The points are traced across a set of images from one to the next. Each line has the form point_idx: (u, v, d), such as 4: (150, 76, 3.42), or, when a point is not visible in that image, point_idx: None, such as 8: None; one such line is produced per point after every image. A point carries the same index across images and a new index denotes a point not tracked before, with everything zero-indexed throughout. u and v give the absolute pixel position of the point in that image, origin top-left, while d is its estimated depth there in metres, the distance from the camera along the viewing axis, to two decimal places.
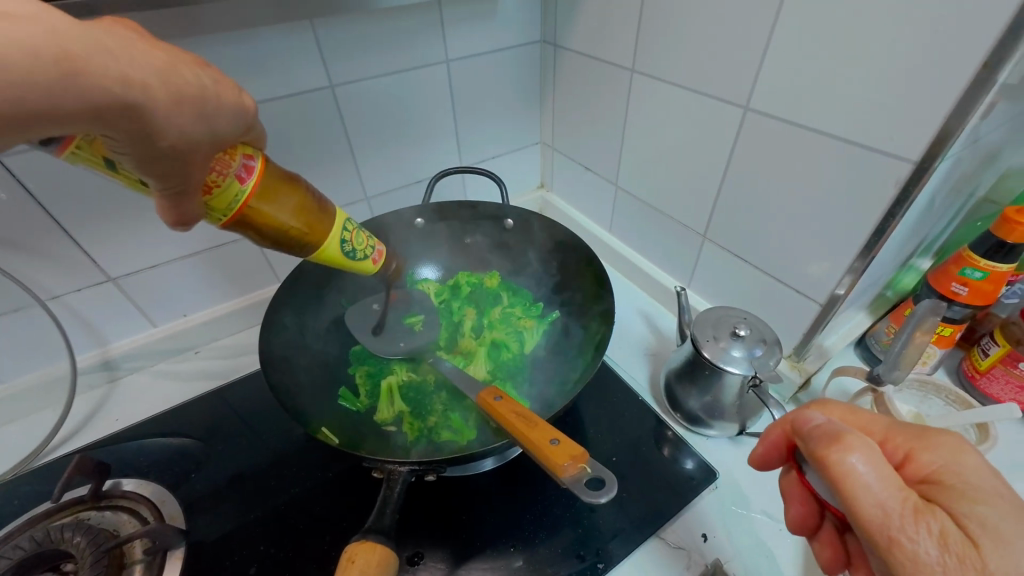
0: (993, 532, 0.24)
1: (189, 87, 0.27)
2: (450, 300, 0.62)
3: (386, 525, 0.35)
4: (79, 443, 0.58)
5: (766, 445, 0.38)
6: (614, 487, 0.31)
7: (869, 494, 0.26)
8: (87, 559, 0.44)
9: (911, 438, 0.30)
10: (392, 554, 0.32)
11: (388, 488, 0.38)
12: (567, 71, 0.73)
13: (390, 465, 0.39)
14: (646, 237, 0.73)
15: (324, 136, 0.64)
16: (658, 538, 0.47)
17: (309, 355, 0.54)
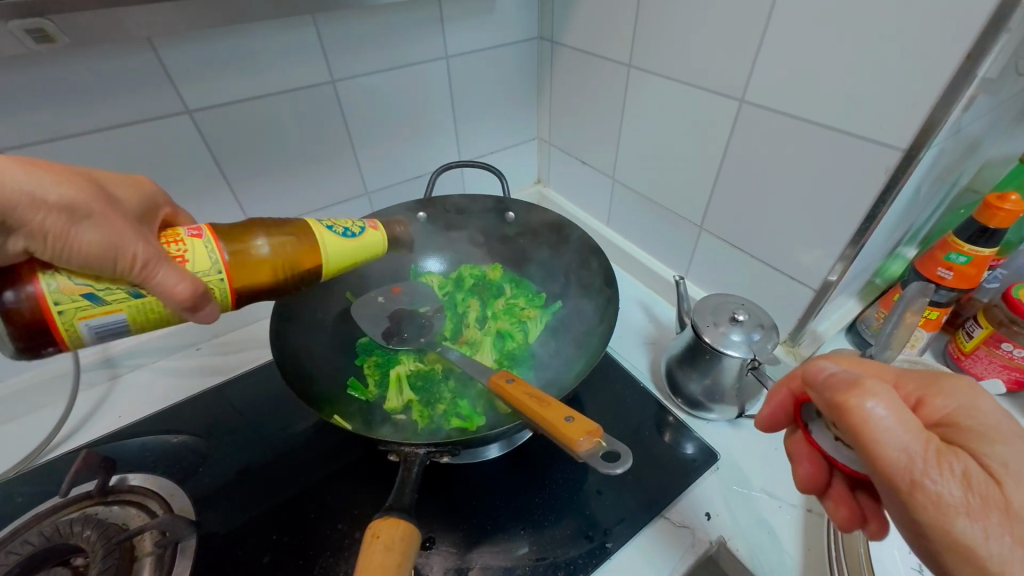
0: (1013, 471, 0.26)
1: (76, 182, 0.32)
2: (452, 290, 0.63)
3: (407, 503, 0.35)
4: (83, 439, 0.58)
5: (775, 403, 0.39)
6: (629, 459, 0.33)
7: (893, 439, 0.27)
8: (100, 551, 0.44)
9: (921, 384, 0.32)
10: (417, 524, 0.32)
11: (407, 468, 0.38)
12: (564, 66, 0.74)
13: (407, 446, 0.40)
14: (643, 229, 0.75)
15: (324, 131, 0.65)
16: (663, 518, 0.48)
17: (318, 346, 0.54)
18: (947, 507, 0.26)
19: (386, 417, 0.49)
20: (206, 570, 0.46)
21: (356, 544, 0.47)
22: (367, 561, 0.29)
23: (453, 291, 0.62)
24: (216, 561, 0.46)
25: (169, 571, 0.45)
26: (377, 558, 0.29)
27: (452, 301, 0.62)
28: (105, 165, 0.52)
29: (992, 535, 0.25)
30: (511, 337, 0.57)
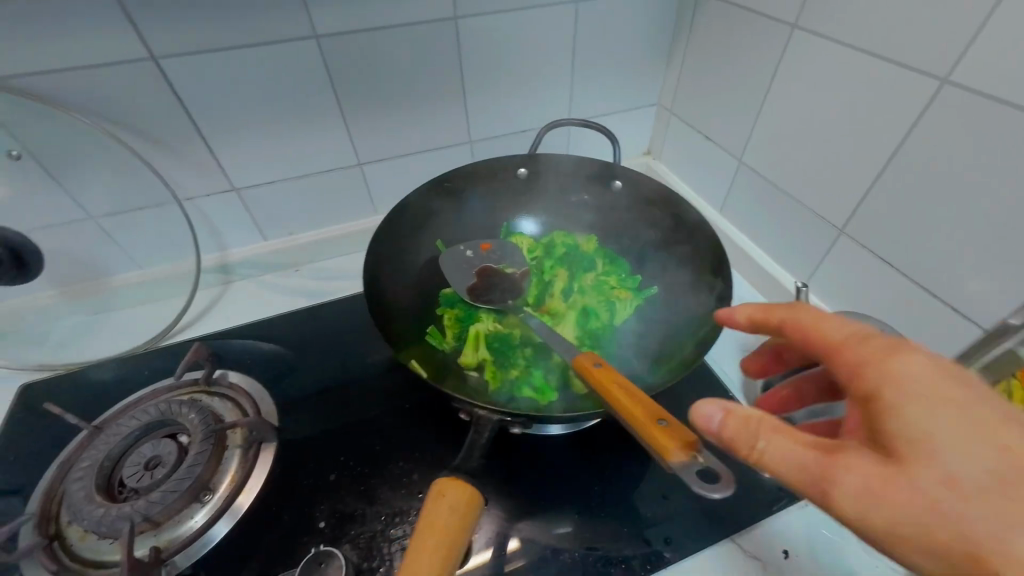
0: (977, 543, 0.23)
1: None
2: (542, 256, 0.60)
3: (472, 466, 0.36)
4: (197, 332, 0.66)
5: (716, 390, 0.37)
6: (728, 486, 0.26)
7: (841, 500, 0.26)
8: (199, 435, 0.50)
9: (878, 370, 0.27)
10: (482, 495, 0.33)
11: (477, 431, 0.38)
12: (710, 23, 0.65)
13: (480, 408, 0.39)
14: (765, 223, 0.66)
15: (440, 72, 0.63)
16: (733, 543, 0.44)
17: (408, 288, 0.55)
18: (941, 499, 0.24)
19: (459, 370, 0.49)
20: (282, 473, 0.50)
21: (413, 485, 0.48)
22: (432, 517, 0.32)
23: (541, 258, 0.60)
24: (291, 467, 0.50)
25: (253, 466, 0.50)
26: (440, 516, 0.32)
27: (539, 267, 0.59)
28: (241, 85, 0.55)
29: (995, 532, 0.22)
30: (596, 316, 0.54)
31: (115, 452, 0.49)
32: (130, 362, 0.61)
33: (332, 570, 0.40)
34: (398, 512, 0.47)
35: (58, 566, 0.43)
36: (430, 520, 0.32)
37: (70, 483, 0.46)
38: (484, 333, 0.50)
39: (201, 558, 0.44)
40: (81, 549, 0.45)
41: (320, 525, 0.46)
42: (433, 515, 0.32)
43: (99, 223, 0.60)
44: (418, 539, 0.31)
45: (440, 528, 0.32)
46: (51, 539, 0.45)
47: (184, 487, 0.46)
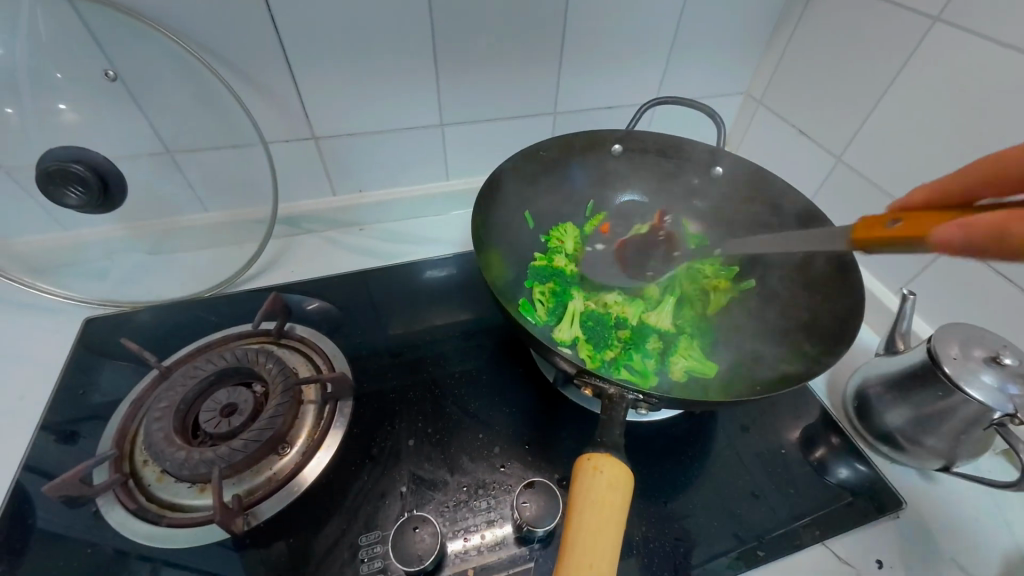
0: None
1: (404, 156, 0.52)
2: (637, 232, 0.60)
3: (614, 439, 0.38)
4: (261, 282, 0.64)
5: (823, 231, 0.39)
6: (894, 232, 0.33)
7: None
8: (278, 386, 0.48)
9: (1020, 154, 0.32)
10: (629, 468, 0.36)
11: (615, 407, 0.40)
12: (822, 13, 0.64)
13: (614, 388, 0.40)
14: (859, 225, 0.65)
15: (539, 38, 0.62)
16: (825, 547, 0.44)
17: (505, 257, 0.56)
18: None
19: (555, 343, 0.48)
20: (358, 434, 0.49)
21: (495, 458, 0.47)
22: (593, 495, 0.34)
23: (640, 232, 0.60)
24: (369, 427, 0.49)
25: (329, 425, 0.49)
26: (603, 496, 0.34)
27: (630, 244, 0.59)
28: (341, 25, 0.54)
29: None
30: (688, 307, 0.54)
31: (191, 394, 0.47)
32: (197, 305, 0.60)
33: (427, 536, 0.40)
34: (481, 483, 0.45)
35: (137, 506, 0.43)
36: (595, 502, 0.33)
37: (147, 423, 0.45)
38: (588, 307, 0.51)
39: (278, 513, 0.43)
40: (158, 491, 0.44)
41: (402, 489, 0.45)
42: (596, 498, 0.33)
43: (173, 156, 0.58)
44: (587, 521, 0.33)
45: (607, 507, 0.33)
46: (126, 477, 0.44)
47: (264, 440, 0.45)
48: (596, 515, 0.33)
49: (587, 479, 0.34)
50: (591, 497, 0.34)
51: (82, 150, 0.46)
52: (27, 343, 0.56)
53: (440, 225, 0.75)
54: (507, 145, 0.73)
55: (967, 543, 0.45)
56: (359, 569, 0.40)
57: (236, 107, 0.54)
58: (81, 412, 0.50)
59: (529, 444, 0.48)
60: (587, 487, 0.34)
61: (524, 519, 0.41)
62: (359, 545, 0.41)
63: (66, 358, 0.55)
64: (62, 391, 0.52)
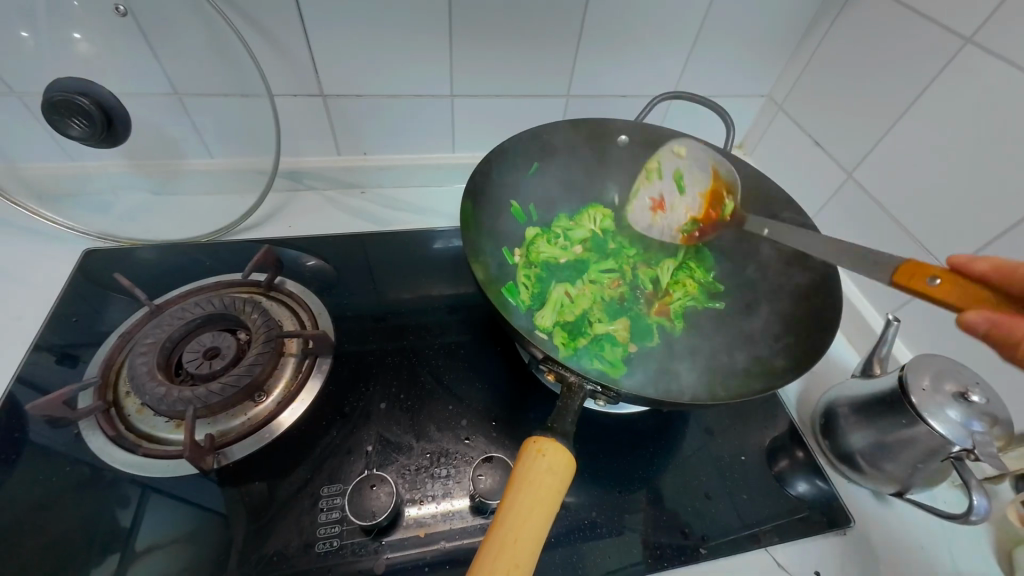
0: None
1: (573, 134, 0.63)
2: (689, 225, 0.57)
3: (565, 427, 0.39)
4: (259, 234, 0.65)
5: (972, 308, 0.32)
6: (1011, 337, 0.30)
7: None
8: (261, 336, 0.50)
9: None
10: (573, 456, 0.37)
11: (569, 396, 0.40)
12: (857, 19, 0.61)
13: (576, 377, 0.41)
14: (859, 245, 0.65)
15: (559, 15, 0.60)
16: (767, 553, 0.45)
17: (493, 236, 0.56)
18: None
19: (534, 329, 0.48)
20: (333, 391, 0.50)
21: (461, 430, 0.48)
22: (531, 477, 0.35)
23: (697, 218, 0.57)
24: (345, 386, 0.51)
25: (306, 379, 0.50)
26: (541, 478, 0.35)
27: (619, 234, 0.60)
28: None
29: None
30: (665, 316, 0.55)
31: (177, 334, 0.49)
32: (193, 249, 0.61)
33: (383, 495, 0.42)
34: (443, 452, 0.47)
35: (117, 434, 0.45)
36: (532, 483, 0.35)
37: (132, 356, 0.47)
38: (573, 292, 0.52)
39: (247, 456, 0.45)
40: (137, 422, 0.46)
41: (368, 448, 0.46)
42: (533, 478, 0.35)
43: (180, 99, 0.59)
44: (522, 499, 0.34)
45: (543, 489, 0.34)
46: (108, 405, 0.46)
47: (242, 386, 0.46)
48: (530, 496, 0.34)
49: (529, 460, 0.36)
50: (528, 478, 0.35)
51: (88, 83, 0.46)
52: (28, 267, 0.58)
53: (440, 196, 0.75)
54: (517, 124, 0.72)
55: (909, 567, 0.46)
56: (317, 517, 0.42)
57: (245, 54, 0.54)
58: (72, 338, 0.52)
59: (496, 421, 0.50)
60: (527, 468, 0.35)
61: (477, 491, 0.42)
62: (320, 495, 0.43)
63: (64, 285, 0.57)
64: (57, 316, 0.54)
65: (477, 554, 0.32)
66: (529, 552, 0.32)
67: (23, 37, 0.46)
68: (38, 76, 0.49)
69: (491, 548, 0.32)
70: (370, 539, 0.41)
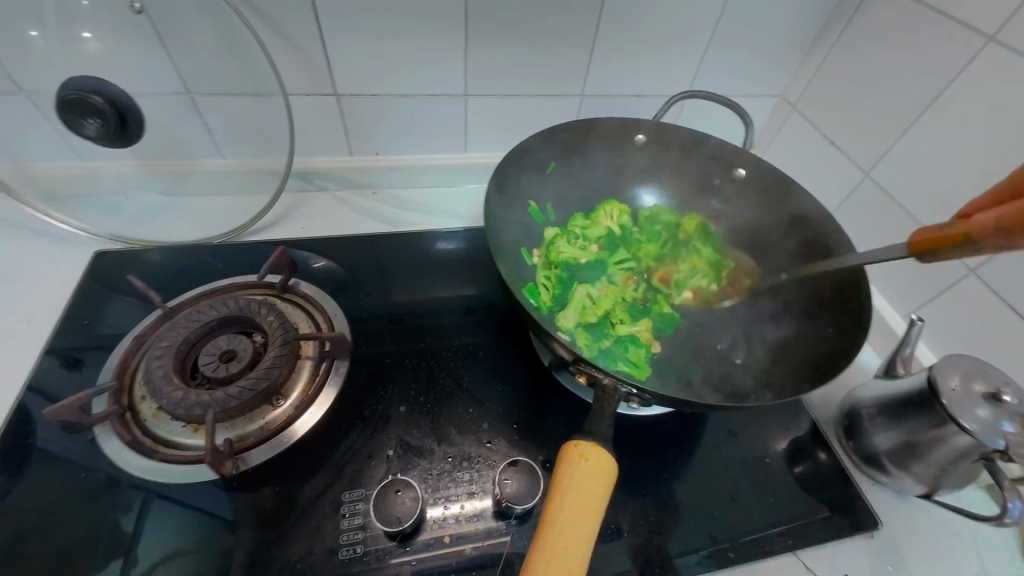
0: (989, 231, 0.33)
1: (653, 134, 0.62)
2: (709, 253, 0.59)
3: (603, 430, 0.38)
4: (270, 235, 0.64)
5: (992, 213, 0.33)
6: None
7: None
8: (278, 339, 0.49)
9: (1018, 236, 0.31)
10: (614, 459, 0.37)
11: (605, 398, 0.40)
12: (873, 18, 0.61)
13: (610, 379, 0.41)
14: (878, 245, 0.64)
15: (574, 14, 0.60)
16: (794, 556, 0.45)
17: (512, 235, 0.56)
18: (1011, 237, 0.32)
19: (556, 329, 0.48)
20: (351, 394, 0.49)
21: (482, 433, 0.48)
22: (576, 482, 0.34)
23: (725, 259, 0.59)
24: (363, 389, 0.50)
25: (324, 382, 0.49)
26: (586, 482, 0.34)
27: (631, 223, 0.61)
28: None
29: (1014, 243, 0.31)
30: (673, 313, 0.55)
31: (193, 337, 0.48)
32: (204, 251, 0.61)
33: (408, 500, 0.41)
34: (466, 456, 0.46)
35: (132, 439, 0.44)
36: (578, 488, 0.34)
37: (148, 360, 0.46)
38: (589, 291, 0.52)
39: (266, 460, 0.44)
40: (153, 427, 0.45)
41: (389, 453, 0.45)
42: (579, 484, 0.34)
43: (192, 99, 0.58)
44: (569, 505, 0.34)
45: (589, 493, 0.34)
46: (124, 410, 0.45)
47: (260, 389, 0.46)
48: (577, 501, 0.34)
49: (571, 465, 0.35)
50: (574, 483, 0.34)
51: (101, 81, 0.45)
52: (37, 269, 0.57)
53: (452, 197, 0.74)
54: (530, 123, 0.71)
55: (938, 569, 0.46)
56: (340, 523, 0.42)
57: (259, 53, 0.53)
58: (83, 342, 0.51)
59: (517, 424, 0.49)
60: (571, 472, 0.35)
61: (503, 496, 0.42)
62: (342, 501, 0.43)
63: (74, 288, 0.56)
64: (67, 320, 0.53)
65: (528, 563, 0.32)
66: (581, 556, 0.32)
67: (33, 35, 0.45)
68: (48, 76, 0.48)
69: (542, 555, 0.32)
70: (395, 544, 0.41)
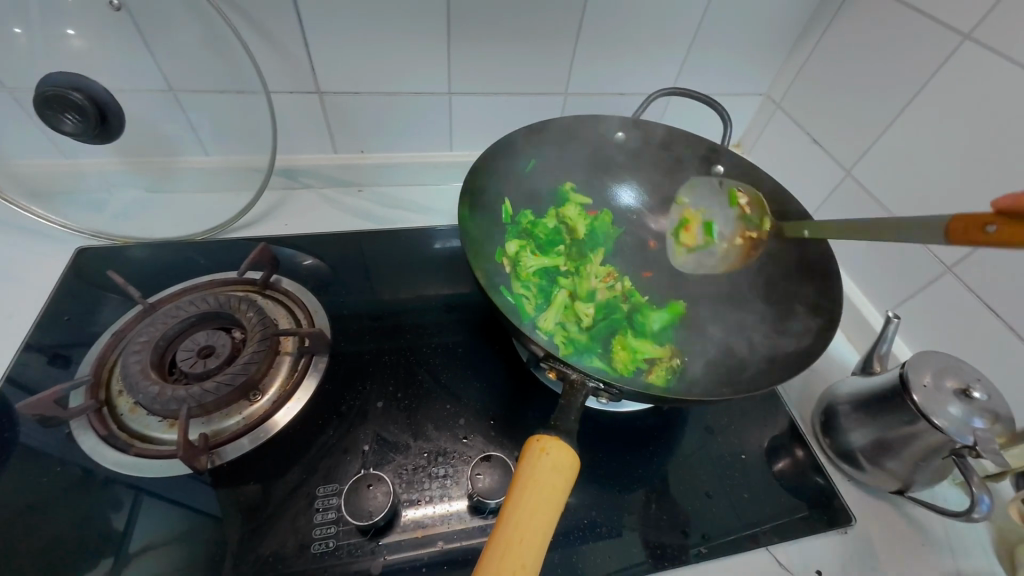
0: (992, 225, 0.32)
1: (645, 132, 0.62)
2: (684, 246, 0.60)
3: (567, 425, 0.38)
4: (254, 232, 0.65)
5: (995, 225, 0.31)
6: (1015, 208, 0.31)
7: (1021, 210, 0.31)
8: (256, 334, 0.49)
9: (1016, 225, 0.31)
10: (577, 453, 0.37)
11: (575, 393, 0.40)
12: (854, 18, 0.61)
13: (579, 374, 0.41)
14: (859, 243, 0.64)
15: (557, 13, 0.60)
16: (768, 552, 0.45)
17: (493, 232, 0.56)
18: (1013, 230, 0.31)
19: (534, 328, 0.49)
20: (328, 390, 0.50)
21: (458, 429, 0.48)
22: (537, 476, 0.34)
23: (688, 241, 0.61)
24: (341, 385, 0.50)
25: (302, 377, 0.50)
26: (546, 476, 0.35)
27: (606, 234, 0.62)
28: None
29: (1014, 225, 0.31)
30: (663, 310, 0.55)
31: (171, 332, 0.48)
32: (187, 248, 0.61)
33: (380, 495, 0.41)
34: (441, 452, 0.46)
35: (108, 433, 0.44)
36: (537, 482, 0.34)
37: (125, 355, 0.46)
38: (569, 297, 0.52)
39: (242, 455, 0.44)
40: (129, 421, 0.45)
41: (364, 448, 0.46)
42: (539, 477, 0.34)
43: (175, 95, 0.58)
44: (527, 498, 0.34)
45: (548, 487, 0.34)
46: (100, 404, 0.45)
47: (237, 384, 0.46)
48: (536, 494, 0.34)
49: (532, 459, 0.35)
50: (533, 477, 0.34)
51: (79, 77, 0.45)
52: (19, 265, 0.57)
53: (437, 195, 0.74)
54: (515, 122, 0.71)
55: (912, 564, 0.46)
56: (313, 517, 0.42)
57: (241, 50, 0.53)
58: (63, 338, 0.51)
59: (494, 420, 0.49)
60: (532, 467, 0.35)
61: (476, 490, 0.42)
62: (316, 495, 0.43)
63: (56, 284, 0.56)
64: (48, 315, 0.53)
65: (482, 556, 0.32)
66: (536, 550, 0.32)
67: (13, 32, 0.46)
68: (29, 72, 0.48)
69: (497, 549, 0.32)
70: (367, 539, 0.41)
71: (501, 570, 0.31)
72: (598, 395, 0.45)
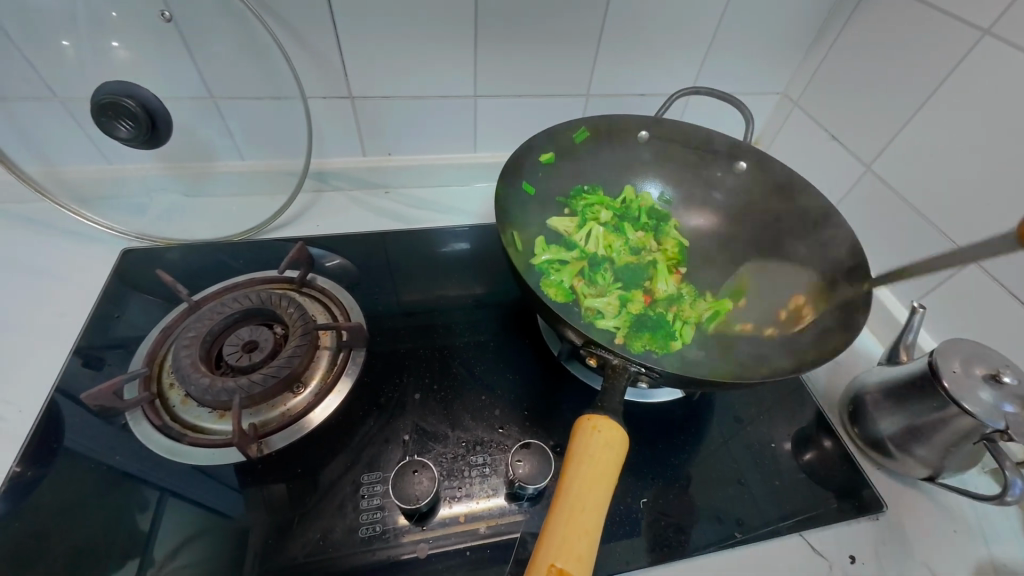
0: None
1: (680, 129, 0.65)
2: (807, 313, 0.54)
3: (615, 408, 0.40)
4: (287, 233, 0.67)
5: None
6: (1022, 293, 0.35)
7: None
8: (298, 329, 0.51)
9: None
10: (625, 432, 0.39)
11: (614, 378, 0.42)
12: (872, 15, 0.62)
13: (620, 359, 0.42)
14: (880, 237, 0.65)
15: (581, 15, 0.62)
16: (801, 539, 0.46)
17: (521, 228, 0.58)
18: None
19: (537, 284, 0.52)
20: (368, 383, 0.51)
21: (493, 420, 0.49)
22: (590, 452, 0.36)
23: None
24: (379, 378, 0.52)
25: (341, 371, 0.51)
26: (598, 452, 0.36)
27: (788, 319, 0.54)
28: None
29: None
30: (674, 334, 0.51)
31: (217, 328, 0.50)
32: (226, 249, 0.63)
33: (425, 480, 0.43)
34: (479, 441, 0.47)
35: (162, 424, 0.46)
36: (590, 458, 0.36)
37: (176, 349, 0.48)
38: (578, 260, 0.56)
39: (288, 445, 0.46)
40: (182, 413, 0.47)
41: (405, 437, 0.47)
42: (592, 454, 0.36)
43: (215, 103, 0.61)
44: (582, 472, 0.35)
45: (601, 461, 0.36)
46: (153, 397, 0.47)
47: (282, 376, 0.48)
48: (591, 468, 0.36)
49: (584, 437, 0.37)
50: (587, 453, 0.36)
51: (133, 87, 0.48)
52: (67, 268, 0.60)
53: (462, 196, 0.76)
54: (539, 123, 0.73)
55: (943, 550, 0.46)
56: (359, 504, 0.43)
57: (280, 58, 0.56)
58: (112, 338, 0.53)
59: (528, 411, 0.51)
60: (585, 444, 0.37)
61: (516, 477, 0.43)
62: (361, 482, 0.44)
63: (103, 285, 0.58)
64: (96, 317, 0.55)
65: (545, 524, 0.34)
66: (597, 517, 0.34)
67: (66, 44, 0.48)
68: (82, 81, 0.51)
69: (560, 517, 0.34)
70: (413, 523, 0.42)
71: (566, 534, 0.33)
72: (634, 381, 0.46)
